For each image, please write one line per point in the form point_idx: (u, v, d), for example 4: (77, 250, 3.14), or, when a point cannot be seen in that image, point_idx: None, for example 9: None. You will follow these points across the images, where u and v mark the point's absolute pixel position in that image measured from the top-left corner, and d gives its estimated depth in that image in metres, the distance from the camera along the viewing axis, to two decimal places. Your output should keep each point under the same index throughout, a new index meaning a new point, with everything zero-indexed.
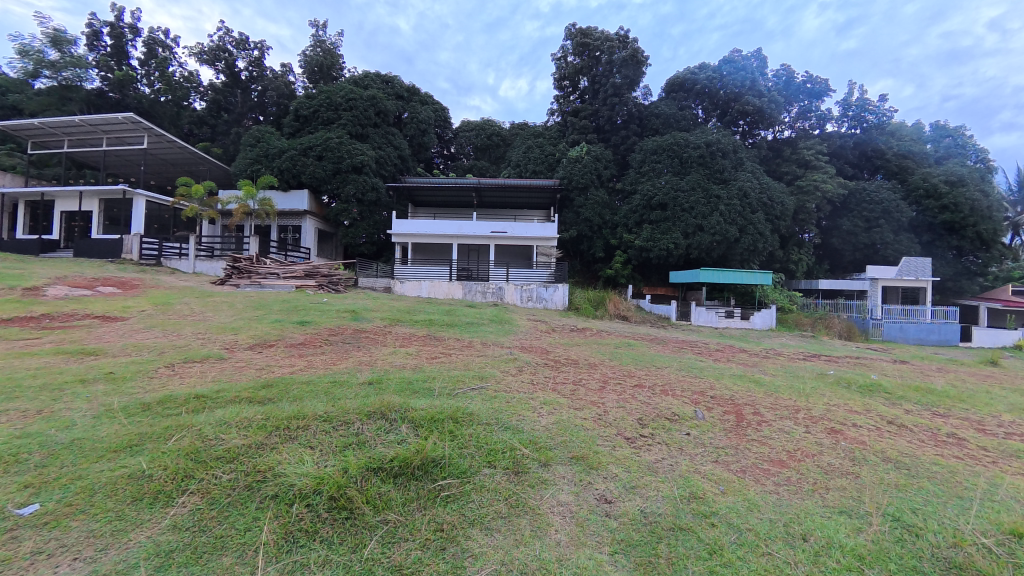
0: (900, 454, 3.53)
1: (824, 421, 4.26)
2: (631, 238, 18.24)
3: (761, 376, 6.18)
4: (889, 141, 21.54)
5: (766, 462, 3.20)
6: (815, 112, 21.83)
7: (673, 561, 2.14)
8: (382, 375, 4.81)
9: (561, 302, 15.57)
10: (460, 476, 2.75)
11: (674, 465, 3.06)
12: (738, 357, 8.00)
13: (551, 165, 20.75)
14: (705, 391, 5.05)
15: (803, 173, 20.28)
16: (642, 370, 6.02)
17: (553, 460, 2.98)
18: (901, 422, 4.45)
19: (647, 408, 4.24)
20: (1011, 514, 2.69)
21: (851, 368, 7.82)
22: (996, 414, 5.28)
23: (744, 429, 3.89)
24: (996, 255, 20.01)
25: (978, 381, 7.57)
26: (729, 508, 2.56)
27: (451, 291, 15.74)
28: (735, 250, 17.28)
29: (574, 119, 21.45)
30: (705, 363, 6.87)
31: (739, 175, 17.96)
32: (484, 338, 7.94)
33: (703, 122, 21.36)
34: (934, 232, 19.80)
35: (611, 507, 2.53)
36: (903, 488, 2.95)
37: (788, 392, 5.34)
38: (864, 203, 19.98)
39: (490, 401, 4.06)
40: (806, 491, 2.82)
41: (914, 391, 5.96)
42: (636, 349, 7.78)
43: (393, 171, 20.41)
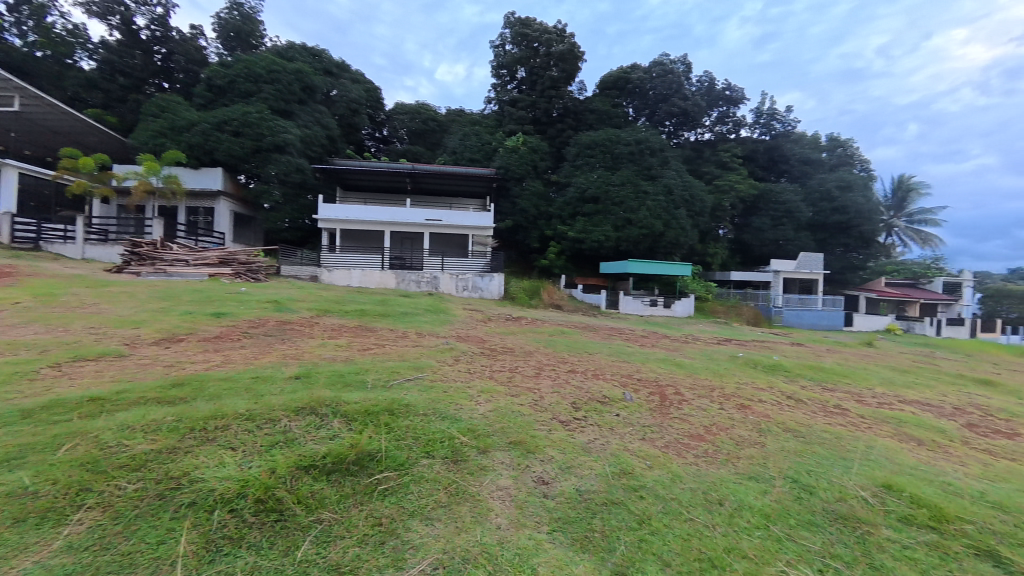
0: (798, 424, 4.01)
1: (735, 398, 4.72)
2: (564, 229, 18.67)
3: (682, 359, 6.68)
4: (793, 148, 23.89)
5: (686, 437, 3.48)
6: (733, 117, 23.61)
7: (607, 534, 2.26)
8: (311, 369, 4.57)
9: (497, 292, 15.66)
10: (399, 468, 2.71)
11: (605, 444, 3.23)
12: (661, 342, 8.58)
13: (488, 153, 20.62)
14: (633, 374, 5.38)
15: (721, 174, 21.98)
16: (576, 356, 6.24)
17: (492, 447, 3.01)
18: (798, 397, 5.05)
19: (580, 392, 4.44)
20: (882, 470, 3.17)
21: (757, 350, 8.73)
22: (870, 387, 6.17)
23: (667, 408, 4.20)
24: (873, 252, 22.96)
25: (859, 360, 8.77)
26: (656, 481, 2.75)
27: (383, 282, 15.29)
28: (661, 243, 18.40)
29: (512, 109, 21.40)
30: (633, 349, 7.27)
31: (665, 172, 19.01)
32: (419, 328, 7.81)
33: (633, 120, 22.42)
34: (827, 231, 22.33)
35: (548, 488, 2.62)
36: (801, 453, 3.35)
37: (706, 373, 5.83)
38: (771, 203, 22.10)
39: (427, 391, 4.02)
40: (721, 461, 3.11)
41: (810, 370, 6.71)
42: (570, 337, 8.03)
43: (321, 152, 19.22)
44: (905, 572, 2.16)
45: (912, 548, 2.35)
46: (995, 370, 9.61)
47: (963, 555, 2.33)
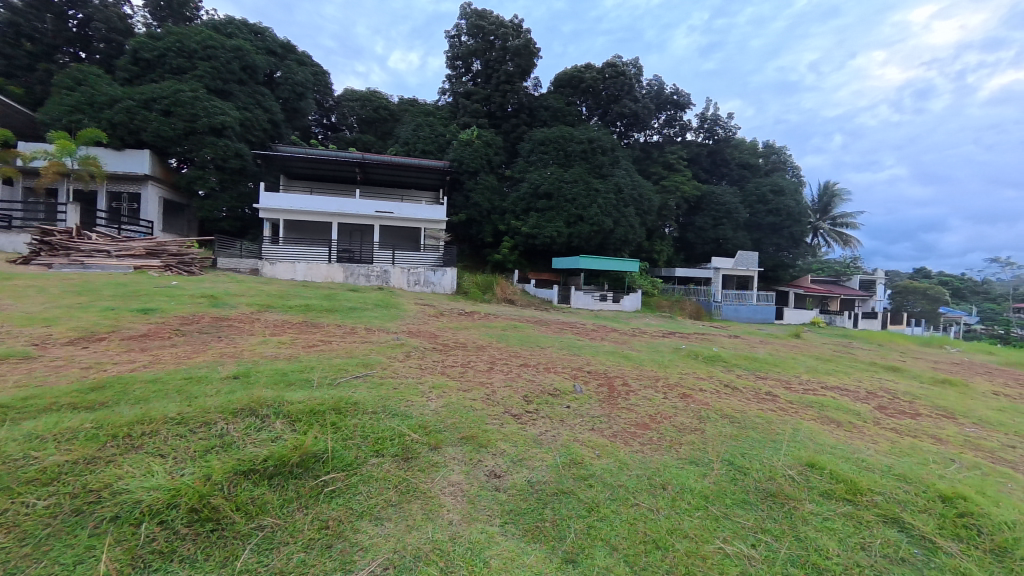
0: (734, 411, 4.27)
1: (678, 387, 4.96)
2: (518, 224, 18.76)
3: (629, 351, 6.92)
4: (733, 153, 25.32)
5: (633, 426, 3.61)
6: (679, 121, 24.63)
7: (557, 523, 2.28)
8: (250, 368, 4.30)
9: (449, 286, 15.54)
10: (346, 468, 2.61)
11: (556, 435, 3.28)
12: (610, 335, 8.86)
13: (441, 146, 20.28)
14: (583, 367, 5.51)
15: (667, 175, 22.91)
16: (528, 350, 6.30)
17: (443, 443, 2.97)
18: (734, 385, 5.38)
19: (532, 385, 4.49)
20: (807, 450, 3.44)
21: (698, 342, 9.22)
22: (797, 375, 6.69)
23: (615, 398, 4.33)
24: (802, 252, 24.83)
25: (787, 350, 9.50)
26: (604, 469, 2.83)
27: (331, 274, 14.63)
28: (611, 239, 18.94)
29: (466, 102, 21.17)
30: (584, 342, 7.44)
31: (616, 171, 19.54)
32: (368, 323, 7.57)
33: (586, 119, 22.86)
34: (762, 231, 23.88)
35: (500, 481, 2.61)
36: (736, 437, 3.57)
37: (651, 364, 6.09)
38: (713, 204, 23.33)
39: (376, 388, 3.91)
40: (664, 448, 3.25)
41: (746, 360, 7.18)
42: (522, 331, 8.08)
43: (262, 137, 18.10)
44: (826, 541, 2.36)
45: (831, 519, 2.57)
46: (900, 358, 10.74)
47: (874, 523, 2.58)
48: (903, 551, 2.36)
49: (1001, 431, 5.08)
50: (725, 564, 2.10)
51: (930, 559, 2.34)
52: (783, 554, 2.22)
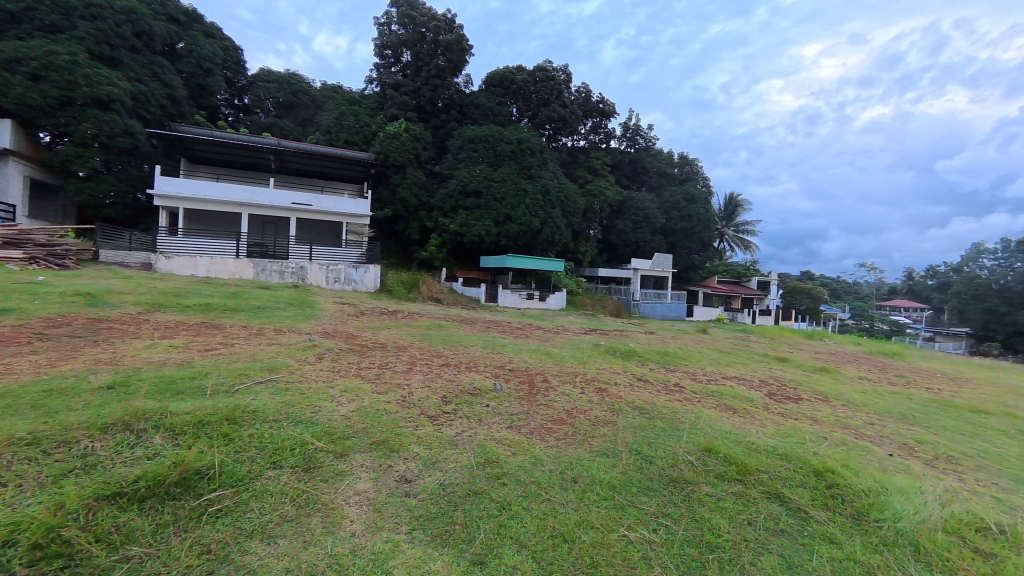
0: (644, 403, 4.51)
1: (595, 382, 5.15)
2: (446, 222, 18.48)
3: (551, 348, 7.07)
4: (652, 162, 27.00)
5: (550, 422, 3.67)
6: (604, 129, 25.76)
7: (467, 525, 2.23)
8: (131, 376, 3.76)
9: (372, 284, 14.98)
10: (236, 484, 2.36)
11: (473, 435, 3.24)
12: (534, 333, 9.03)
13: (366, 137, 19.37)
14: (505, 365, 5.52)
15: (592, 179, 23.87)
16: (450, 349, 6.18)
17: (351, 450, 2.80)
18: (646, 378, 5.72)
19: (451, 385, 4.42)
20: (705, 436, 3.73)
21: (616, 338, 9.69)
22: (702, 367, 7.27)
23: (534, 395, 4.40)
24: (710, 255, 27.09)
25: (694, 344, 10.31)
26: (518, 467, 2.83)
27: (239, 271, 13.37)
28: (538, 240, 19.33)
29: (393, 93, 20.43)
30: (508, 340, 7.48)
31: (543, 173, 19.96)
32: (277, 324, 6.98)
33: (516, 120, 23.10)
34: (676, 236, 25.71)
35: (411, 486, 2.51)
36: (645, 428, 3.77)
37: (571, 360, 6.28)
38: (633, 209, 24.72)
39: (280, 394, 3.61)
40: (578, 441, 3.34)
41: (657, 354, 7.66)
42: (446, 330, 7.92)
43: (159, 114, 16.11)
44: (718, 520, 2.55)
45: (723, 498, 2.79)
46: (789, 350, 12.14)
47: (759, 499, 2.85)
48: (782, 523, 2.62)
49: (863, 411, 5.90)
50: (628, 550, 2.19)
51: (805, 528, 2.61)
52: (680, 536, 2.36)
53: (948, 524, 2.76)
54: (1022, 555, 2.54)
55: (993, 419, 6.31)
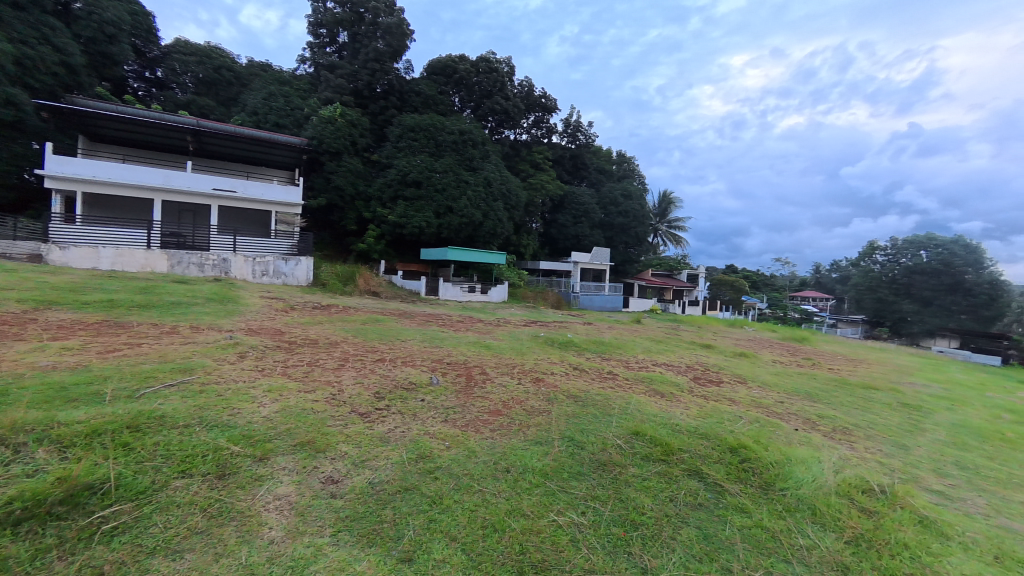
0: (578, 391, 4.65)
1: (532, 372, 5.25)
2: (384, 212, 17.87)
3: (490, 341, 7.10)
4: (591, 158, 27.76)
5: (486, 414, 3.69)
6: (546, 124, 26.07)
7: (396, 523, 2.18)
8: (12, 384, 3.30)
9: (304, 278, 14.33)
10: (137, 497, 2.15)
11: (405, 431, 3.17)
12: (475, 326, 9.03)
13: (298, 121, 18.23)
14: (443, 358, 5.48)
15: (534, 173, 24.12)
16: (386, 344, 6.02)
17: (272, 453, 2.64)
18: (581, 367, 5.91)
19: (385, 380, 4.31)
20: (633, 420, 3.93)
21: (555, 329, 9.92)
22: (634, 355, 7.63)
23: (471, 387, 4.39)
24: (644, 250, 28.38)
25: (628, 334, 10.79)
26: (451, 460, 2.82)
27: (150, 263, 11.98)
28: (479, 232, 19.29)
29: (328, 75, 19.35)
30: (447, 334, 7.42)
31: (485, 165, 19.84)
32: (194, 321, 6.42)
33: (458, 110, 22.74)
34: (613, 231, 26.66)
35: (337, 487, 2.41)
36: (578, 415, 3.90)
37: (510, 352, 6.34)
38: (573, 204, 25.30)
39: (193, 397, 3.32)
40: (512, 432, 3.38)
41: (594, 344, 7.93)
42: (383, 325, 7.71)
43: (50, 83, 14.13)
44: (642, 499, 2.69)
45: (648, 478, 2.95)
46: (713, 337, 13.09)
47: (680, 476, 3.04)
48: (700, 497, 2.83)
49: (775, 391, 6.48)
50: (557, 534, 2.25)
51: (720, 500, 2.83)
52: (607, 517, 2.47)
53: (840, 488, 3.11)
54: (897, 509, 2.92)
55: (879, 394, 7.21)
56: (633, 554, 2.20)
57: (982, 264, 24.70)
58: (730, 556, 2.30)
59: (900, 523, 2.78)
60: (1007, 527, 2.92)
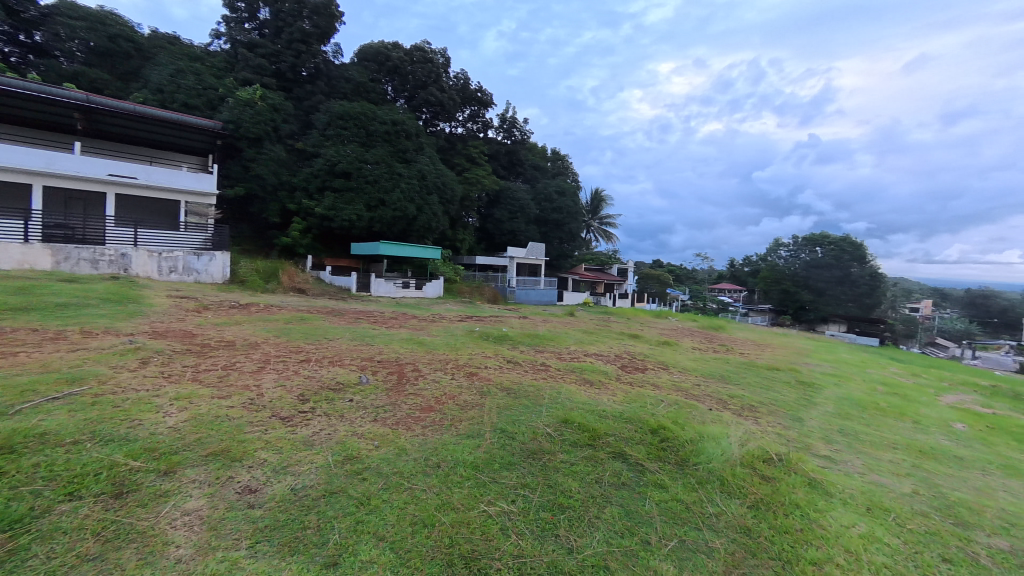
0: (511, 383, 4.75)
1: (466, 367, 5.27)
2: (311, 204, 16.90)
3: (424, 337, 7.01)
4: (527, 154, 28.12)
5: (417, 411, 3.66)
6: (482, 118, 25.97)
7: (320, 528, 2.12)
8: None
9: (219, 275, 13.21)
10: (12, 527, 1.90)
11: (331, 433, 3.07)
12: (409, 322, 8.86)
13: (211, 102, 16.66)
14: (373, 357, 5.33)
15: (469, 167, 23.97)
16: (313, 344, 5.74)
17: (179, 466, 2.45)
18: (515, 360, 6.03)
19: (310, 381, 4.12)
20: (562, 408, 4.09)
21: (490, 324, 10.01)
22: (567, 346, 7.91)
23: (402, 385, 4.33)
24: (578, 245, 29.28)
25: (561, 326, 11.15)
26: (380, 460, 2.78)
27: (29, 259, 10.30)
28: (413, 226, 18.88)
29: (246, 53, 17.83)
30: (378, 331, 7.22)
31: (419, 157, 19.38)
32: (86, 324, 5.71)
33: (391, 99, 21.99)
34: (548, 226, 27.21)
35: (256, 496, 2.29)
36: (510, 407, 3.98)
37: (444, 348, 6.32)
38: (509, 199, 25.47)
39: (84, 409, 2.98)
40: (445, 427, 3.39)
41: (528, 337, 8.10)
42: (309, 324, 7.34)
43: None
44: (569, 483, 2.82)
45: (575, 463, 3.10)
46: (640, 328, 13.86)
47: (605, 459, 3.23)
48: (623, 477, 3.01)
49: (693, 375, 7.02)
50: (487, 524, 2.31)
51: (641, 478, 3.04)
52: (536, 503, 2.56)
53: (745, 459, 3.45)
54: (791, 475, 3.30)
55: (781, 373, 8.06)
56: (559, 536, 2.31)
57: (863, 259, 28.51)
58: (649, 529, 2.47)
59: (793, 486, 3.14)
60: (877, 482, 3.42)
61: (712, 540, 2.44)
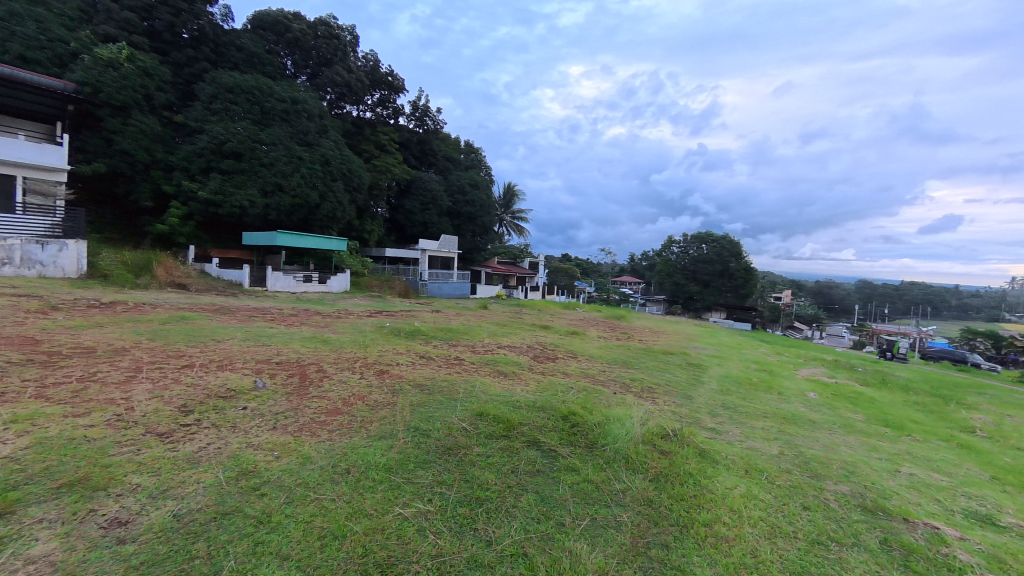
0: (424, 379, 4.67)
1: (376, 365, 5.06)
2: (192, 187, 14.92)
3: (330, 335, 6.59)
4: (439, 145, 27.56)
5: (323, 415, 3.44)
6: (392, 104, 24.87)
7: (213, 555, 1.90)
8: None
9: (72, 269, 11.15)
10: None
11: (222, 447, 2.76)
12: (312, 319, 8.27)
13: (58, 58, 13.87)
14: (270, 358, 4.87)
15: (378, 154, 22.85)
16: (197, 346, 5.10)
17: (19, 505, 2.03)
18: (428, 355, 5.93)
19: (194, 390, 3.66)
20: (476, 402, 4.12)
21: (402, 319, 9.72)
22: (481, 339, 7.96)
23: (305, 388, 4.03)
24: (491, 239, 29.46)
25: (475, 320, 11.20)
26: (281, 471, 2.57)
27: None
28: (316, 215, 17.58)
29: (107, 3, 15.06)
30: (278, 330, 6.64)
31: (323, 141, 18.02)
32: None
33: (291, 75, 20.11)
34: (461, 219, 26.96)
35: (127, 529, 1.98)
36: (424, 403, 3.91)
37: (351, 345, 6.00)
38: (420, 190, 24.78)
39: None
40: (354, 430, 3.23)
41: (441, 331, 8.00)
42: (193, 323, 6.51)
43: None
44: (486, 476, 2.85)
45: (491, 455, 3.15)
46: (550, 319, 14.40)
47: (520, 448, 3.31)
48: (537, 464, 3.12)
49: (598, 362, 7.49)
50: (403, 527, 2.25)
51: (553, 464, 3.17)
52: (453, 499, 2.55)
53: (646, 437, 3.76)
54: (684, 447, 3.67)
55: (673, 357, 8.92)
56: (478, 530, 2.32)
57: (739, 254, 32.27)
58: (563, 512, 2.59)
59: (686, 457, 3.50)
60: (753, 448, 3.93)
61: (619, 515, 2.62)
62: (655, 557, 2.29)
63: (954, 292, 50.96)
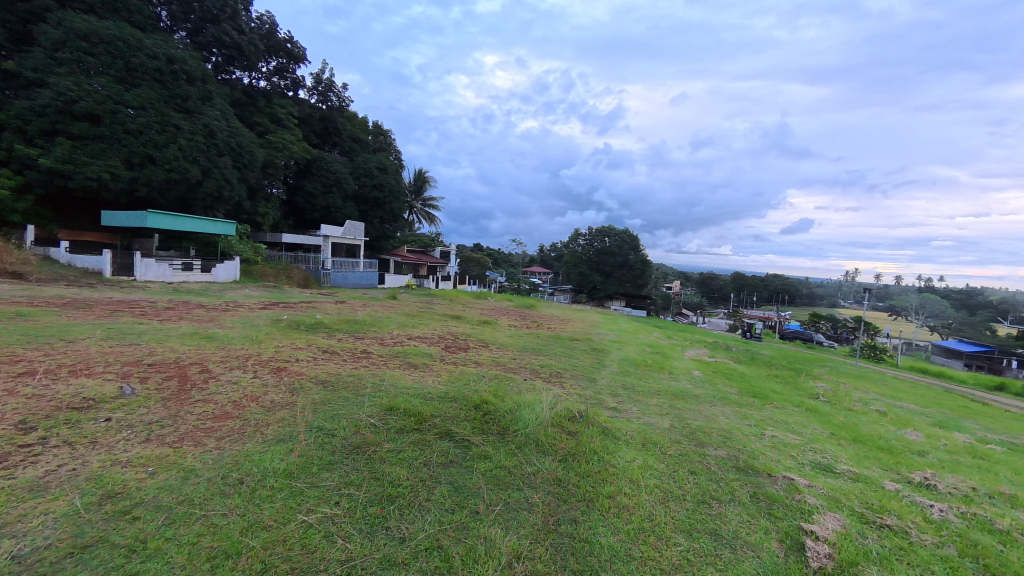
0: (328, 375, 4.40)
1: (272, 362, 4.63)
2: (30, 153, 12.28)
3: (216, 330, 5.89)
4: (344, 124, 25.78)
5: (209, 421, 3.07)
6: (291, 74, 22.67)
7: None
8: None
9: None
10: None
11: (77, 468, 2.34)
12: (194, 313, 7.33)
13: None
14: (141, 360, 4.22)
15: (273, 129, 20.74)
16: (38, 349, 4.23)
17: None
18: (332, 349, 5.57)
19: (36, 403, 3.03)
20: (385, 396, 3.97)
21: (302, 311, 9.02)
22: (390, 331, 7.68)
23: (186, 393, 3.55)
24: (400, 226, 28.40)
25: (383, 311, 10.79)
26: (158, 489, 2.25)
27: None
28: (196, 193, 15.52)
29: None
30: (150, 326, 5.78)
31: (205, 109, 15.88)
32: None
33: (167, 29, 17.26)
34: (368, 204, 25.57)
35: None
36: (328, 401, 3.69)
37: (241, 342, 5.42)
38: (322, 171, 22.99)
39: None
40: (247, 435, 2.93)
41: (346, 323, 7.57)
42: (33, 321, 5.39)
43: None
44: (397, 472, 2.77)
45: (402, 450, 3.06)
46: (462, 309, 14.36)
47: (433, 441, 3.26)
48: (450, 454, 3.12)
49: (509, 350, 7.65)
50: (308, 535, 2.10)
51: (466, 453, 3.18)
52: (361, 500, 2.44)
53: (555, 420, 3.93)
54: (589, 427, 3.91)
55: (578, 343, 9.42)
56: (390, 528, 2.25)
57: (638, 248, 34.99)
58: (477, 499, 2.62)
59: (591, 436, 3.74)
60: (648, 423, 4.31)
61: (531, 497, 2.72)
62: (565, 533, 2.41)
63: (802, 283, 60.69)
